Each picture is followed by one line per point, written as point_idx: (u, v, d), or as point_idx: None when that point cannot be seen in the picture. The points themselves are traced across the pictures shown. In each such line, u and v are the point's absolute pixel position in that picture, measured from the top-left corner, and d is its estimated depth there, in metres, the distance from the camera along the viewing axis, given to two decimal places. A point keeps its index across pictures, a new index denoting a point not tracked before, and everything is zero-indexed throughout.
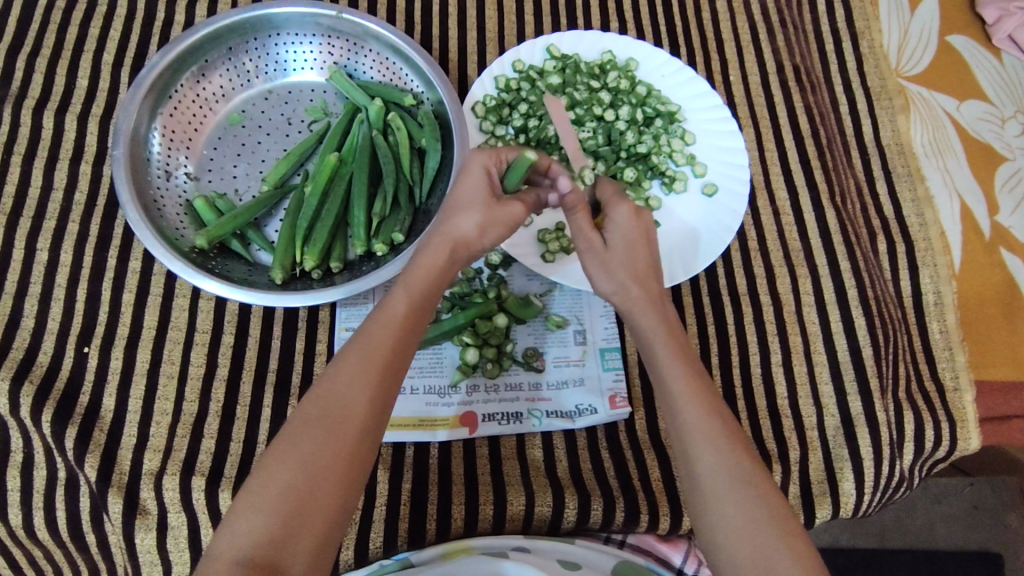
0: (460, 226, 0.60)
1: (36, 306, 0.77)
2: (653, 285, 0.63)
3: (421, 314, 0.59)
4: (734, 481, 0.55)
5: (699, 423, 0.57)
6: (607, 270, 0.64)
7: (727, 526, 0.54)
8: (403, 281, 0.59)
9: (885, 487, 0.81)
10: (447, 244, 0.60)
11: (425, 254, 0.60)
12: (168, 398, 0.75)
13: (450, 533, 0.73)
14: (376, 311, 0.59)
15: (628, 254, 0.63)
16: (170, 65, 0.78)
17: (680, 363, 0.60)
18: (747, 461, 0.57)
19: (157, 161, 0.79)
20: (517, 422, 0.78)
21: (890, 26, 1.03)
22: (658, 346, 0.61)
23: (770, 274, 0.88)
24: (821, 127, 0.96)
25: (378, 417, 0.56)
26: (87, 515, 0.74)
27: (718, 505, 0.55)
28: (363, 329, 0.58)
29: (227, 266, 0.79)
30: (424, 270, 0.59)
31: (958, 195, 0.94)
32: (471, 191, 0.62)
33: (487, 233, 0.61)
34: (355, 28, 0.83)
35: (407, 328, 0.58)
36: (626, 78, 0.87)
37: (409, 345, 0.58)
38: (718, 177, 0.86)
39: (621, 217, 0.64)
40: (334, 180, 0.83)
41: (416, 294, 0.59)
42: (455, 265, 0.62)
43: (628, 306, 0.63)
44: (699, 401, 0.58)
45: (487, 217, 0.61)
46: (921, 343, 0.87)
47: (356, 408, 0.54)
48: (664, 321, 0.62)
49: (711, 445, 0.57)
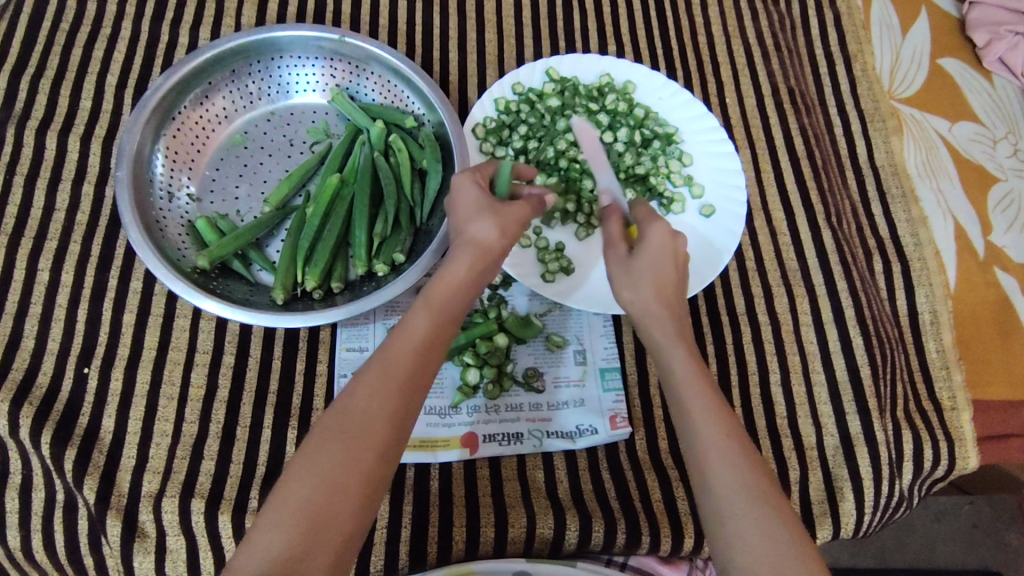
0: (481, 234, 0.61)
1: (37, 326, 0.77)
2: (675, 299, 0.64)
3: (442, 332, 0.59)
4: (752, 498, 0.55)
5: (715, 439, 0.58)
6: (630, 279, 0.65)
7: (743, 543, 0.54)
8: (424, 296, 0.60)
9: (885, 507, 0.81)
10: (471, 250, 0.60)
11: (449, 266, 0.60)
12: (168, 418, 0.75)
13: (450, 556, 0.73)
14: (396, 328, 0.59)
15: (663, 271, 0.64)
16: (174, 88, 0.79)
17: (699, 382, 0.60)
18: (764, 480, 0.57)
19: (160, 181, 0.80)
20: (518, 442, 0.78)
21: (882, 50, 1.05)
22: (678, 363, 0.61)
23: (768, 294, 0.89)
24: (816, 148, 0.98)
25: (396, 434, 0.56)
26: (85, 538, 0.73)
27: (735, 522, 0.55)
28: (384, 345, 0.58)
29: (228, 286, 0.79)
30: (449, 281, 0.59)
31: (952, 215, 0.95)
32: (478, 199, 0.63)
33: (508, 233, 0.62)
34: (357, 51, 0.84)
35: (429, 344, 0.58)
36: (624, 100, 0.88)
37: (429, 364, 0.58)
38: (715, 199, 0.87)
39: (657, 234, 0.65)
40: (336, 202, 0.84)
41: (435, 309, 0.59)
42: (480, 276, 0.61)
43: (656, 321, 0.63)
44: (714, 418, 0.59)
45: (503, 218, 0.62)
46: (917, 362, 0.88)
47: (375, 426, 0.54)
48: (683, 340, 0.62)
49: (729, 462, 0.57)
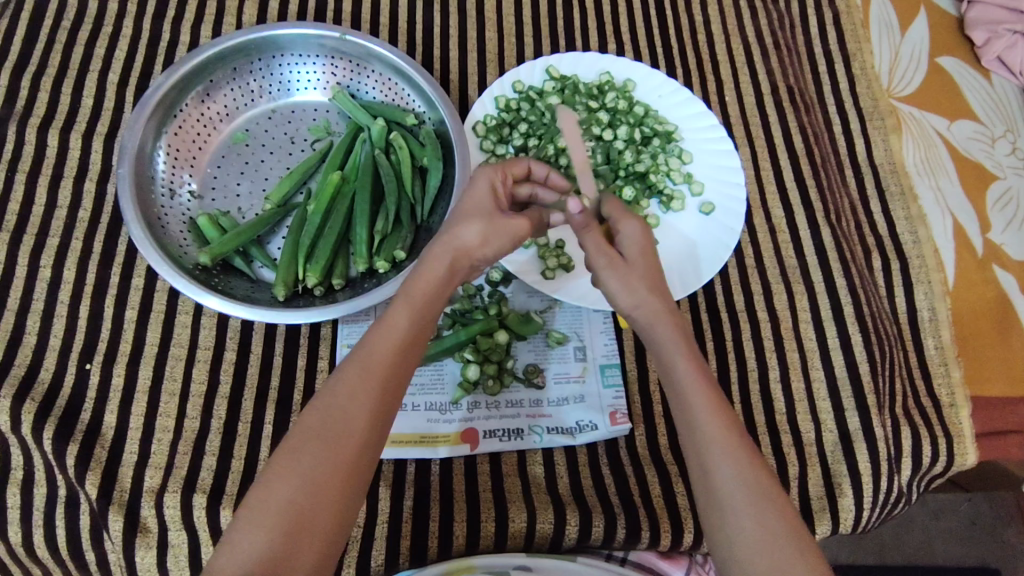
0: (462, 237, 0.61)
1: (39, 323, 0.77)
2: (666, 298, 0.65)
3: (421, 328, 0.60)
4: (753, 493, 0.56)
5: (718, 435, 0.58)
6: (628, 286, 0.64)
7: (746, 541, 0.54)
8: (404, 293, 0.60)
9: (884, 503, 0.81)
10: (448, 252, 0.60)
11: (426, 264, 0.60)
12: (169, 414, 0.75)
13: (451, 551, 0.73)
14: (376, 325, 0.59)
15: (646, 268, 0.65)
16: (175, 86, 0.79)
17: (698, 379, 0.61)
18: (763, 474, 0.57)
19: (162, 178, 0.80)
20: (519, 438, 0.79)
21: (881, 49, 1.05)
22: (679, 360, 0.61)
23: (767, 291, 0.89)
24: (815, 146, 0.98)
25: (377, 432, 0.56)
26: (87, 533, 0.73)
27: (738, 517, 0.55)
28: (364, 342, 0.58)
29: (230, 283, 0.80)
30: (428, 279, 0.60)
31: (950, 213, 0.96)
32: (477, 205, 0.63)
33: (489, 242, 0.61)
34: (358, 50, 0.85)
35: (408, 342, 0.58)
36: (624, 99, 0.88)
37: (409, 360, 0.59)
38: (715, 196, 0.87)
39: (631, 232, 0.66)
40: (337, 199, 0.84)
41: (417, 306, 0.59)
42: (456, 275, 0.62)
43: (652, 318, 0.63)
44: (715, 416, 0.59)
45: (489, 226, 0.61)
46: (916, 358, 0.88)
47: (356, 425, 0.55)
48: (683, 336, 0.63)
49: (730, 458, 0.57)
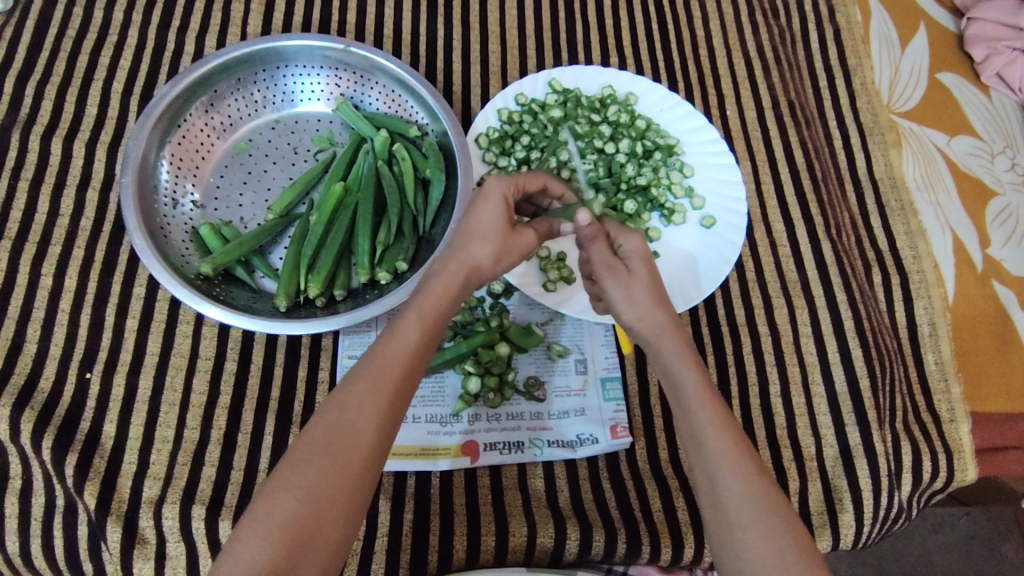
0: (475, 254, 0.61)
1: (39, 332, 0.77)
2: (671, 311, 0.65)
3: (430, 342, 0.59)
4: (763, 510, 0.56)
5: (727, 450, 0.58)
6: (630, 295, 0.64)
7: (751, 555, 0.55)
8: (415, 306, 0.59)
9: (884, 519, 0.81)
10: (463, 271, 0.61)
11: (440, 278, 0.60)
12: (169, 424, 0.75)
13: (451, 565, 0.73)
14: (385, 337, 0.59)
15: (650, 280, 0.65)
16: (180, 96, 0.80)
17: (706, 394, 0.61)
18: (772, 490, 0.57)
19: (166, 188, 0.80)
20: (519, 451, 0.78)
21: (881, 65, 1.06)
22: (686, 375, 0.61)
23: (768, 305, 0.89)
24: (816, 161, 0.98)
25: (383, 447, 0.56)
26: (84, 543, 0.73)
27: (744, 535, 0.55)
28: (372, 354, 0.58)
29: (231, 293, 0.80)
30: (436, 293, 0.60)
31: (950, 229, 0.96)
32: (490, 218, 0.62)
33: (500, 262, 0.63)
34: (363, 61, 0.85)
35: (417, 357, 0.58)
36: (626, 112, 0.89)
37: (416, 375, 0.58)
38: (716, 210, 0.87)
39: (635, 246, 0.66)
40: (339, 210, 0.84)
41: (428, 321, 0.59)
42: (468, 290, 0.62)
43: (658, 332, 0.63)
44: (723, 432, 0.59)
45: (502, 247, 0.62)
46: (916, 373, 0.88)
47: (363, 439, 0.55)
48: (690, 350, 0.63)
49: (739, 474, 0.57)
